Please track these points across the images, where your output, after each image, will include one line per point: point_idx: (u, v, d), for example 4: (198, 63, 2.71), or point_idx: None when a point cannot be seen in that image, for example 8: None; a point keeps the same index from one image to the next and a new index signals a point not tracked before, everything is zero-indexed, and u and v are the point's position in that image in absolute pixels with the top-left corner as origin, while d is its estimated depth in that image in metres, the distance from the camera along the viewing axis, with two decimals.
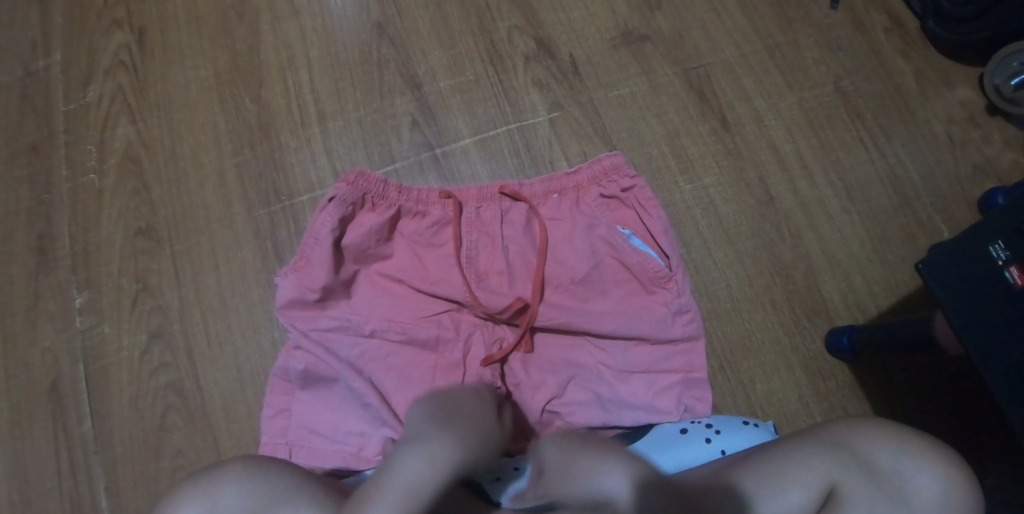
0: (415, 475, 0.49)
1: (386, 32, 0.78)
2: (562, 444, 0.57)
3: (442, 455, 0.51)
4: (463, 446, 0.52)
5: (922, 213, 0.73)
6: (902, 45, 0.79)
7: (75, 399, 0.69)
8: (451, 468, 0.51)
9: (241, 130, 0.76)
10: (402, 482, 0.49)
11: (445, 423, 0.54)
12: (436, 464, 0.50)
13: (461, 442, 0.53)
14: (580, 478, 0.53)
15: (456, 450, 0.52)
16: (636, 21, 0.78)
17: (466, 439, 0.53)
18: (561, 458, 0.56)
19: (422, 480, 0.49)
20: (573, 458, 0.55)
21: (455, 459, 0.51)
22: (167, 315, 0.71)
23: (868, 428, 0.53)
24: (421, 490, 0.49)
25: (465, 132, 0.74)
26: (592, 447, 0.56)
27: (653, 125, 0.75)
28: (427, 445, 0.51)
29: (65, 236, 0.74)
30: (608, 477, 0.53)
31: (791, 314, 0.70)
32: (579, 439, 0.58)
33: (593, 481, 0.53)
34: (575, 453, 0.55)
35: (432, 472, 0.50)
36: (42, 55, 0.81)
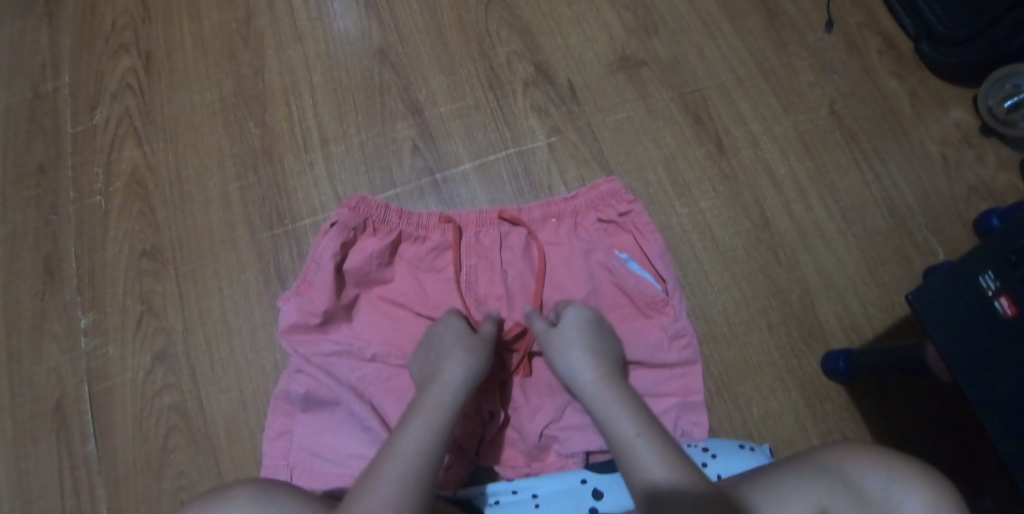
0: (449, 382, 0.58)
1: (388, 57, 0.80)
2: (569, 322, 0.63)
3: (460, 362, 0.60)
4: (476, 348, 0.61)
5: (917, 235, 0.74)
6: (896, 68, 0.80)
7: (79, 419, 0.70)
8: (474, 368, 0.60)
9: (245, 153, 0.78)
10: (441, 391, 0.57)
11: (451, 329, 0.63)
12: (459, 369, 0.59)
13: (472, 344, 0.61)
14: (574, 371, 0.60)
15: (471, 353, 0.61)
16: (633, 46, 0.80)
17: (475, 342, 0.62)
18: (563, 345, 0.61)
19: (455, 386, 0.58)
20: (574, 339, 0.61)
21: (475, 362, 0.60)
22: (171, 336, 0.72)
23: (855, 453, 0.54)
24: (458, 393, 0.58)
25: (465, 157, 0.75)
26: (591, 339, 0.62)
27: (650, 149, 0.76)
28: (447, 357, 0.60)
29: (72, 257, 0.76)
30: (596, 373, 0.59)
31: (787, 337, 0.71)
32: (585, 317, 0.63)
33: (584, 373, 0.60)
34: (575, 343, 0.61)
35: (460, 376, 0.59)
36: (51, 78, 0.83)
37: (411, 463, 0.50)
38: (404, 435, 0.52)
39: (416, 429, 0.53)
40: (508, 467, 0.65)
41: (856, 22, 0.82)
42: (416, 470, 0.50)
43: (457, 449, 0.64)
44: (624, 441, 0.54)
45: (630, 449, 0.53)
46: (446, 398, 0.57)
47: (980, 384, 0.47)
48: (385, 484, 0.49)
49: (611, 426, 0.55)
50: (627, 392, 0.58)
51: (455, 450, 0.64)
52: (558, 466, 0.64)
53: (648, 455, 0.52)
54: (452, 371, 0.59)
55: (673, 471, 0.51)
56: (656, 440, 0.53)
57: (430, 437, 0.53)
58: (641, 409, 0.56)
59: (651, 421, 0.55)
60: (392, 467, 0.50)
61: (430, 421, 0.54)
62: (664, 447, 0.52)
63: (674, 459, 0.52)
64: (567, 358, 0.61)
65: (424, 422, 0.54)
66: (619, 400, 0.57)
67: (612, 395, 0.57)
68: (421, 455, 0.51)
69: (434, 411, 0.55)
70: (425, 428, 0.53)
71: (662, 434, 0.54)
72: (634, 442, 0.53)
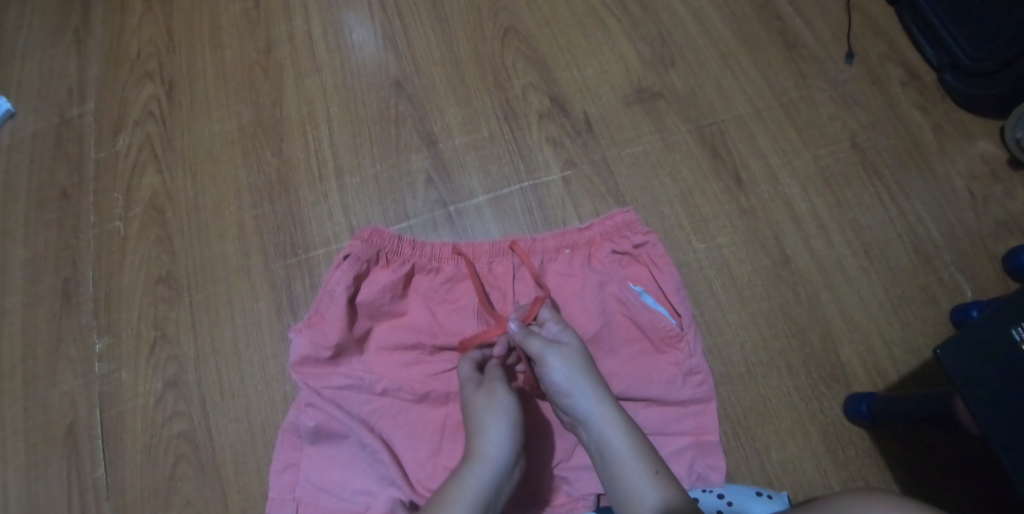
0: (479, 484, 0.55)
1: (404, 89, 0.80)
2: (569, 350, 0.60)
3: (495, 453, 0.57)
4: (514, 432, 0.58)
5: (944, 272, 0.72)
6: (919, 101, 0.78)
7: (89, 443, 0.70)
8: (507, 462, 0.57)
9: (262, 182, 0.78)
10: (462, 499, 0.54)
11: (487, 407, 0.59)
12: (493, 468, 0.56)
13: (508, 425, 0.58)
14: (580, 406, 0.58)
15: (507, 442, 0.58)
16: (650, 78, 0.79)
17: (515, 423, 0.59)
18: (565, 380, 0.59)
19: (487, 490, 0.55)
20: (573, 365, 0.59)
21: (509, 442, 0.58)
22: (183, 363, 0.72)
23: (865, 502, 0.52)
24: (491, 475, 0.56)
25: (479, 190, 0.75)
26: (592, 371, 0.59)
27: (666, 183, 0.75)
28: (482, 428, 0.58)
29: (89, 281, 0.76)
30: (611, 419, 0.57)
31: (807, 379, 0.68)
32: (580, 344, 0.61)
33: (588, 405, 0.58)
34: (576, 376, 0.58)
35: (489, 477, 0.56)
36: (77, 104, 0.85)
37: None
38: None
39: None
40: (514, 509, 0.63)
41: (878, 54, 0.81)
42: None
43: None
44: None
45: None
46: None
47: (1015, 453, 0.47)
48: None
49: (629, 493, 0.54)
50: (633, 426, 0.57)
51: None
52: (568, 508, 0.62)
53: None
54: (486, 471, 0.56)
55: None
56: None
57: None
58: (664, 470, 0.55)
59: (676, 491, 0.54)
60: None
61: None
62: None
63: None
64: (571, 391, 0.58)
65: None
66: (634, 457, 0.55)
67: (622, 439, 0.56)
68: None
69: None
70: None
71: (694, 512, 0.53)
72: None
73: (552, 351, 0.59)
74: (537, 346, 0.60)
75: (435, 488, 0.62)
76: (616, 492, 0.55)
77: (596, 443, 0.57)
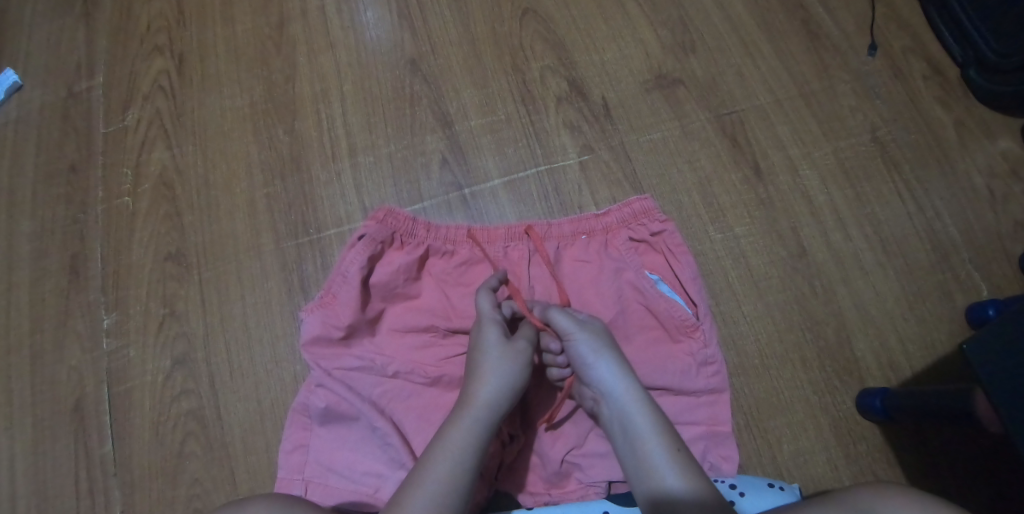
0: (474, 428, 0.54)
1: (419, 68, 0.79)
2: (596, 331, 0.59)
3: (490, 397, 0.56)
4: (512, 380, 0.57)
5: (960, 270, 0.71)
6: (942, 95, 0.77)
7: (97, 419, 0.70)
8: (501, 405, 0.56)
9: (274, 160, 0.77)
10: (461, 441, 0.53)
11: (490, 355, 0.58)
12: (488, 415, 0.55)
13: (508, 373, 0.57)
14: (602, 384, 0.58)
15: (504, 391, 0.56)
16: (670, 64, 0.78)
17: (512, 366, 0.58)
18: (590, 354, 0.58)
19: (481, 433, 0.54)
20: (598, 342, 0.59)
21: (509, 390, 0.57)
22: (192, 342, 0.72)
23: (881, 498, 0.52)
24: (489, 420, 0.55)
25: (495, 172, 0.74)
26: (617, 352, 0.59)
27: (685, 171, 0.74)
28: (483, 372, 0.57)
29: (97, 257, 0.76)
30: (633, 398, 0.56)
31: (821, 372, 0.68)
32: (604, 326, 0.61)
33: (611, 382, 0.57)
34: (603, 352, 0.58)
35: (483, 420, 0.55)
36: (85, 78, 0.83)
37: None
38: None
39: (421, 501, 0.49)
40: (526, 494, 0.63)
41: (901, 47, 0.79)
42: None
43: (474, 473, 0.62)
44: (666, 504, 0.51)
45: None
46: (462, 457, 0.52)
47: None
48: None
49: (652, 477, 0.53)
50: (655, 408, 0.57)
51: None
52: (579, 496, 0.62)
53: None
54: (481, 416, 0.55)
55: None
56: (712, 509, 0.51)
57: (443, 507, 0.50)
58: (686, 457, 0.54)
59: (698, 474, 0.53)
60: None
61: (445, 490, 0.50)
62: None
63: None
64: (594, 365, 0.58)
65: (444, 481, 0.51)
66: (657, 438, 0.55)
67: (645, 419, 0.55)
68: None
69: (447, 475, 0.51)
70: (439, 491, 0.50)
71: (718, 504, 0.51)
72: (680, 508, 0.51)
73: (578, 328, 0.59)
74: (564, 322, 0.59)
75: None
76: (636, 475, 0.54)
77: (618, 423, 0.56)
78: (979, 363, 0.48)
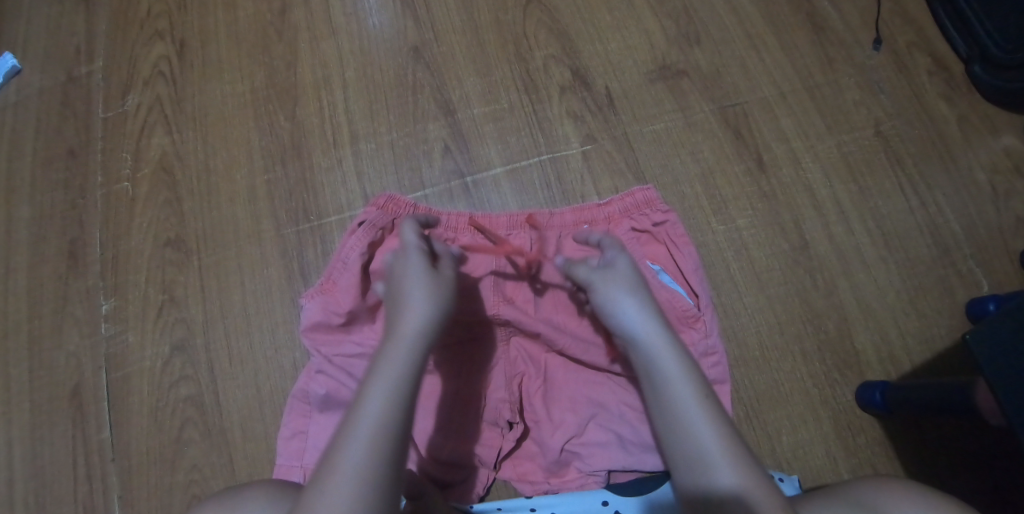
0: (406, 360, 0.46)
1: (422, 56, 0.79)
2: (618, 272, 0.53)
3: (421, 325, 0.47)
4: (438, 303, 0.49)
5: (961, 265, 0.70)
6: (946, 90, 0.77)
7: (95, 405, 0.70)
8: (431, 331, 0.48)
9: (275, 147, 0.77)
10: (389, 383, 0.44)
11: (411, 282, 0.49)
12: (417, 345, 0.47)
13: (434, 298, 0.49)
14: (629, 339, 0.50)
15: (432, 317, 0.48)
16: (674, 55, 0.78)
17: (436, 288, 0.49)
18: (611, 297, 0.51)
19: (412, 364, 0.46)
20: (620, 283, 0.52)
21: (438, 315, 0.48)
22: (192, 328, 0.71)
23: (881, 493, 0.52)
24: (417, 350, 0.47)
25: (497, 161, 0.74)
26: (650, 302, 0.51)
27: (688, 162, 0.74)
28: (406, 303, 0.48)
29: (96, 242, 0.75)
30: (670, 356, 0.47)
31: (821, 365, 0.68)
32: (631, 267, 0.54)
33: (636, 325, 0.49)
34: (624, 294, 0.51)
35: (411, 348, 0.46)
36: (85, 62, 0.83)
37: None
38: (334, 466, 0.41)
39: (352, 450, 0.42)
40: (526, 483, 0.64)
41: (906, 42, 0.79)
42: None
43: (476, 459, 0.64)
44: (707, 485, 0.44)
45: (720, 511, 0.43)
46: (394, 393, 0.44)
47: None
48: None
49: (689, 452, 0.45)
50: (688, 355, 0.48)
51: (474, 460, 0.64)
52: (578, 484, 0.63)
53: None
54: (409, 348, 0.46)
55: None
56: (759, 493, 0.43)
57: (377, 454, 0.42)
58: (729, 429, 0.46)
59: (729, 431, 0.45)
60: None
61: (376, 442, 0.42)
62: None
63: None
64: (618, 317, 0.50)
65: (376, 432, 0.42)
66: (693, 402, 0.46)
67: (676, 365, 0.47)
68: (364, 498, 0.41)
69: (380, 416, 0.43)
70: (373, 437, 0.42)
71: (766, 485, 0.44)
72: (722, 492, 0.43)
73: (601, 279, 0.53)
74: (583, 274, 0.55)
75: (445, 459, 0.63)
76: (672, 449, 0.46)
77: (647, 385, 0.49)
78: (982, 355, 0.48)
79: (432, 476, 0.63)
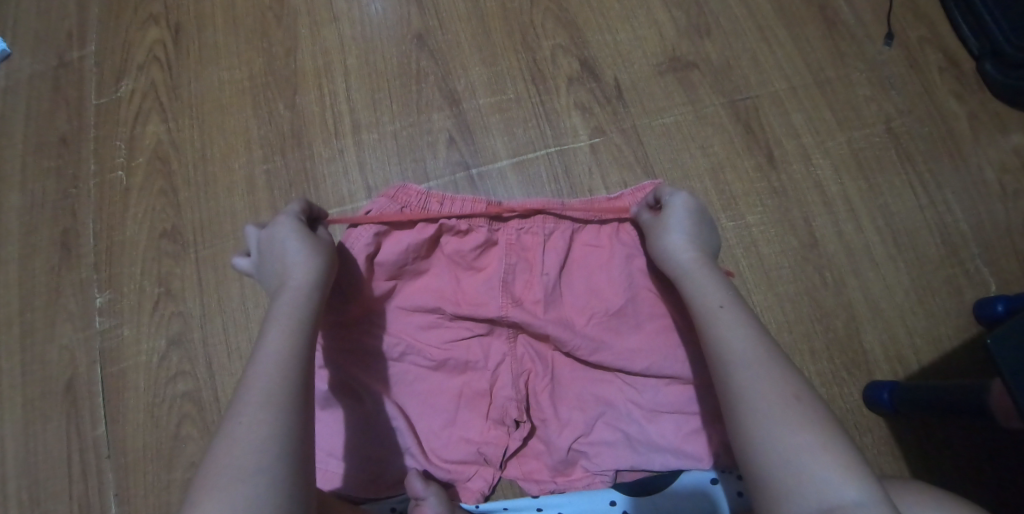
0: (293, 310, 0.49)
1: (427, 44, 0.77)
2: (669, 212, 0.59)
3: (305, 278, 0.51)
4: (313, 253, 0.53)
5: (970, 265, 0.69)
6: (956, 86, 0.75)
7: (89, 400, 0.68)
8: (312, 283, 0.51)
9: (274, 136, 0.75)
10: (278, 328, 0.48)
11: (285, 242, 0.53)
12: (303, 290, 0.51)
13: (307, 249, 0.53)
14: (676, 264, 0.56)
15: (310, 265, 0.52)
16: (684, 47, 0.76)
17: (315, 248, 0.53)
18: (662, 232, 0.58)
19: (299, 313, 0.49)
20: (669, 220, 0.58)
21: (314, 262, 0.52)
22: (189, 322, 0.70)
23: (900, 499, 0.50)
24: (303, 295, 0.50)
25: (504, 153, 0.73)
26: (701, 243, 0.57)
27: (697, 157, 0.73)
28: (288, 262, 0.52)
29: (89, 233, 0.73)
30: (711, 280, 0.54)
31: (829, 364, 0.67)
32: (686, 209, 0.59)
33: (680, 253, 0.56)
34: (671, 229, 0.57)
35: (295, 300, 0.50)
36: (77, 46, 0.80)
37: (254, 459, 0.41)
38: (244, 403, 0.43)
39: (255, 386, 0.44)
40: (532, 482, 0.63)
41: (918, 37, 0.77)
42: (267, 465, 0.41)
43: (481, 458, 0.63)
44: (742, 383, 0.47)
45: (754, 406, 0.46)
46: (285, 338, 0.47)
47: None
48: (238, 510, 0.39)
49: (726, 356, 0.49)
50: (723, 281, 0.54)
51: (480, 459, 0.63)
52: (585, 484, 0.62)
53: (778, 425, 0.45)
54: (293, 295, 0.50)
55: (830, 470, 0.42)
56: (787, 390, 0.46)
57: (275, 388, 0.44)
58: (763, 338, 0.50)
59: (757, 341, 0.49)
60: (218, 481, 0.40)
61: (274, 373, 0.45)
62: (835, 442, 0.44)
63: (839, 453, 0.43)
64: (670, 247, 0.57)
65: (271, 368, 0.45)
66: (729, 314, 0.51)
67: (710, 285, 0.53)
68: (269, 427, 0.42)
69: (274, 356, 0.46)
70: (272, 372, 0.45)
71: (795, 384, 0.47)
72: (755, 388, 0.47)
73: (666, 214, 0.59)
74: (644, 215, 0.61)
75: (450, 458, 0.62)
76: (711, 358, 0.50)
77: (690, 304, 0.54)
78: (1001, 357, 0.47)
79: (435, 476, 0.61)
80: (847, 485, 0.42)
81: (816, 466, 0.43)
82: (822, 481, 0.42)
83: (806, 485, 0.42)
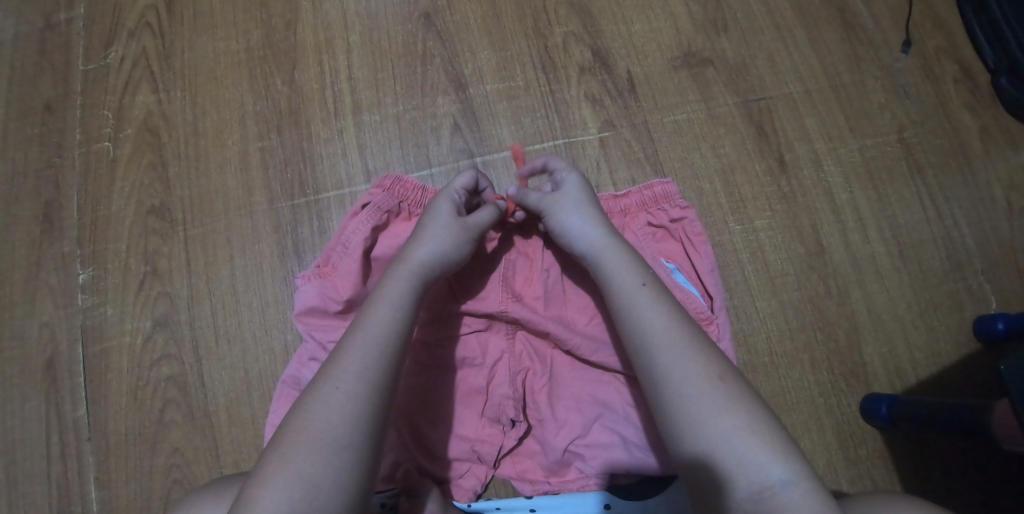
0: (402, 290, 0.51)
1: (434, 24, 0.74)
2: (566, 195, 0.58)
3: (422, 258, 0.53)
4: (449, 243, 0.55)
5: (973, 282, 0.68)
6: (971, 98, 0.73)
7: (70, 380, 0.65)
8: (434, 275, 0.54)
9: (270, 113, 0.72)
10: (387, 304, 0.50)
11: (431, 221, 0.56)
12: (420, 272, 0.53)
13: (445, 241, 0.55)
14: (580, 248, 0.55)
15: (439, 254, 0.54)
16: (699, 42, 0.74)
17: (453, 237, 0.55)
18: (560, 224, 0.57)
19: (411, 293, 0.51)
20: (570, 211, 0.57)
21: (443, 251, 0.54)
22: (176, 303, 0.67)
23: None
24: (421, 279, 0.53)
25: (509, 142, 0.70)
26: (599, 218, 0.56)
27: (708, 157, 0.71)
28: (416, 241, 0.54)
29: (73, 206, 0.70)
30: (623, 258, 0.53)
31: (829, 374, 0.67)
32: (580, 186, 0.59)
33: (587, 235, 0.55)
34: (574, 214, 0.56)
35: (412, 283, 0.52)
36: (65, 8, 0.76)
37: (342, 432, 0.43)
38: (340, 372, 0.46)
39: (354, 359, 0.46)
40: (526, 482, 0.62)
41: (936, 45, 0.75)
42: (350, 442, 0.43)
43: (475, 456, 0.61)
44: (668, 365, 0.47)
45: (680, 390, 0.46)
46: (392, 318, 0.49)
47: None
48: (314, 478, 0.41)
49: (647, 340, 0.49)
50: (632, 250, 0.54)
51: (473, 457, 0.61)
52: (578, 486, 0.61)
53: (713, 397, 0.45)
54: (411, 272, 0.53)
55: (761, 449, 0.43)
56: (713, 370, 0.46)
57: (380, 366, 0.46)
58: (683, 320, 0.49)
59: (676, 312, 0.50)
60: (305, 442, 0.43)
61: (375, 348, 0.47)
62: (761, 420, 0.44)
63: (767, 436, 0.43)
64: (572, 233, 0.56)
65: (376, 337, 0.48)
66: (647, 293, 0.50)
67: (619, 260, 0.53)
68: (367, 406, 0.45)
69: (382, 334, 0.48)
70: (376, 344, 0.47)
71: (720, 363, 0.47)
72: (681, 370, 0.46)
73: (549, 202, 0.58)
74: (534, 199, 0.59)
75: (445, 454, 0.61)
76: (630, 338, 0.50)
77: (604, 288, 0.53)
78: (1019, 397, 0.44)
79: (428, 472, 0.61)
80: (776, 466, 0.42)
81: (745, 447, 0.43)
82: (750, 466, 0.42)
83: (738, 469, 0.43)
